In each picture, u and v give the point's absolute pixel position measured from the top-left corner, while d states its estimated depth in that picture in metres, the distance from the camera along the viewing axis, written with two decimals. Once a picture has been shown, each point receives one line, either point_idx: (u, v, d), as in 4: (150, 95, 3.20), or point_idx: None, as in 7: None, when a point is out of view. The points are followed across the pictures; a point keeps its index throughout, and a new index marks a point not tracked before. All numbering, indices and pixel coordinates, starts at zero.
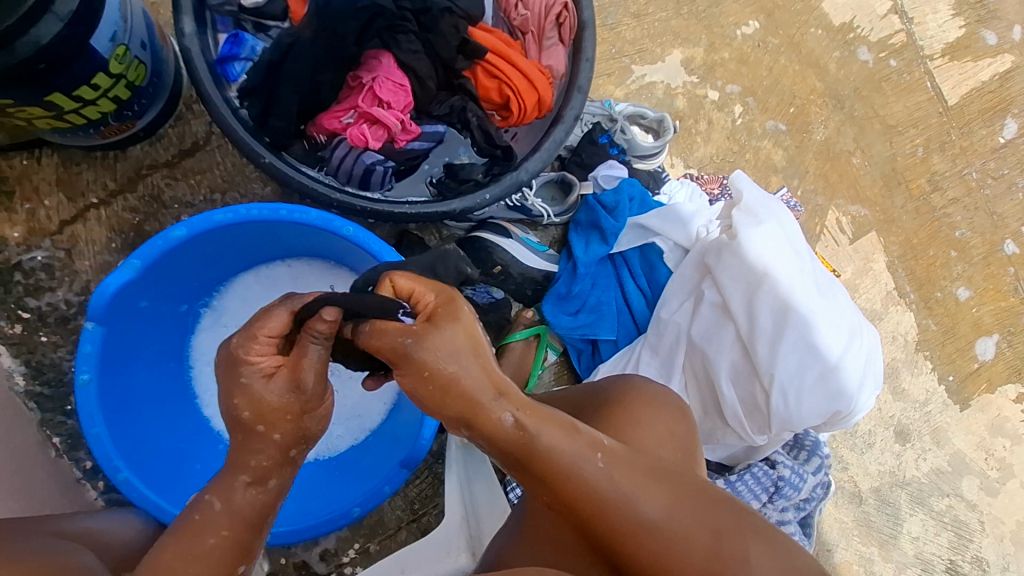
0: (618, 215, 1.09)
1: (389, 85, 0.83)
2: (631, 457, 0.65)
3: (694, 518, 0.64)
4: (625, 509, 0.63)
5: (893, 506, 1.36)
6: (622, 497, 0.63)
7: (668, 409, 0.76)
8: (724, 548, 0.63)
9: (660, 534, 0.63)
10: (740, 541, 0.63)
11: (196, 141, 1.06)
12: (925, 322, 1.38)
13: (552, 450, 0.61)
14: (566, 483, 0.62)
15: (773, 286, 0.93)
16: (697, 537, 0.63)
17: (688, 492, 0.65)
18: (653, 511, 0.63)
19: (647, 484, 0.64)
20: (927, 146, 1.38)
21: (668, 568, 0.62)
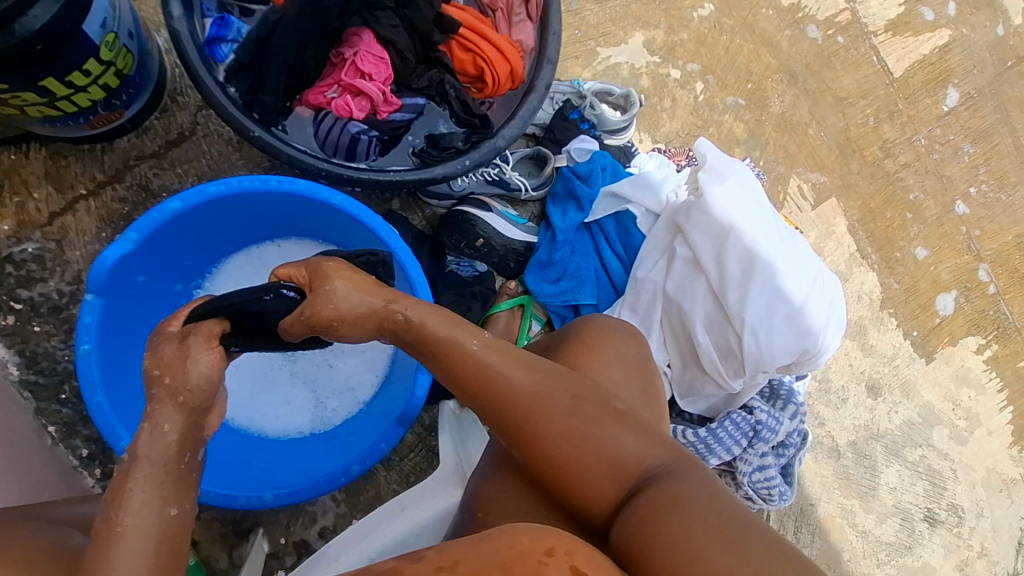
0: (592, 183, 1.14)
1: (370, 58, 0.87)
2: (508, 343, 0.71)
3: (562, 395, 0.68)
4: (496, 382, 0.69)
5: (869, 458, 1.42)
6: (493, 373, 0.69)
7: (620, 337, 0.80)
8: (585, 422, 0.67)
9: (528, 404, 0.68)
10: (598, 423, 0.68)
11: (182, 131, 1.08)
12: (888, 282, 1.46)
13: (435, 334, 0.70)
14: (447, 357, 0.69)
15: (738, 237, 0.99)
16: (561, 407, 0.68)
17: (565, 375, 0.70)
18: (524, 384, 0.69)
19: (521, 361, 0.70)
20: (877, 116, 1.49)
21: (530, 431, 0.67)
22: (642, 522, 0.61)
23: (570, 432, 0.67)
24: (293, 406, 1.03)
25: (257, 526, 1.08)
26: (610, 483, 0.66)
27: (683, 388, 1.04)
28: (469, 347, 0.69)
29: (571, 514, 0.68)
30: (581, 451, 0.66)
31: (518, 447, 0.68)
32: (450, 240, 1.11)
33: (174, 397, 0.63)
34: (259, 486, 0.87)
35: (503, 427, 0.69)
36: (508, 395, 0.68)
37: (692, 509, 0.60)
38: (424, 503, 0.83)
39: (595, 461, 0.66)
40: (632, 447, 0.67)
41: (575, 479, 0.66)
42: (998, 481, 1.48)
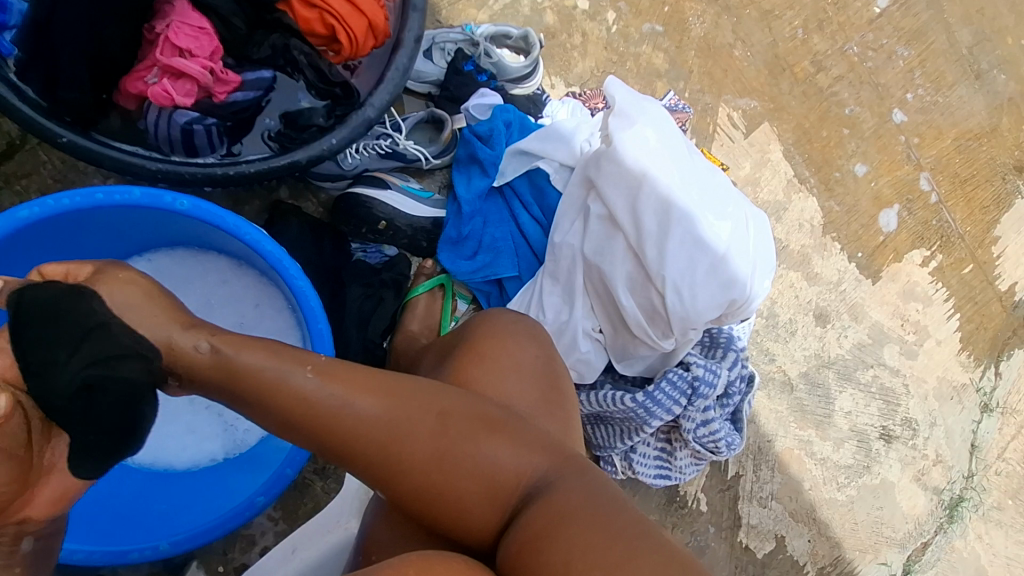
0: (494, 144, 1.03)
1: (187, 31, 0.73)
2: (353, 369, 0.63)
3: (429, 416, 0.61)
4: (347, 417, 0.60)
5: (822, 386, 1.40)
6: (339, 407, 0.60)
7: (514, 340, 0.73)
8: (457, 443, 0.60)
9: (387, 436, 0.59)
10: (472, 438, 0.60)
11: (11, 141, 0.92)
12: (828, 205, 1.40)
13: (259, 372, 0.61)
14: (279, 402, 0.60)
15: (652, 186, 0.90)
16: (428, 431, 0.60)
17: (427, 392, 0.62)
18: (380, 413, 0.60)
19: (375, 387, 0.61)
20: (805, 27, 1.39)
21: (397, 465, 0.59)
22: (523, 550, 0.55)
23: (442, 457, 0.59)
24: (198, 434, 0.93)
25: (190, 559, 0.99)
26: (493, 506, 0.59)
27: (616, 354, 0.97)
28: (303, 387, 0.60)
29: (459, 543, 0.62)
30: (456, 478, 0.59)
31: (385, 485, 0.60)
32: (350, 227, 1.00)
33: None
34: (155, 534, 0.79)
35: (365, 466, 0.60)
36: (360, 430, 0.60)
37: (577, 527, 0.55)
38: (316, 539, 0.76)
39: (473, 485, 0.59)
40: (513, 461, 0.60)
41: (454, 509, 0.59)
42: (949, 389, 1.48)
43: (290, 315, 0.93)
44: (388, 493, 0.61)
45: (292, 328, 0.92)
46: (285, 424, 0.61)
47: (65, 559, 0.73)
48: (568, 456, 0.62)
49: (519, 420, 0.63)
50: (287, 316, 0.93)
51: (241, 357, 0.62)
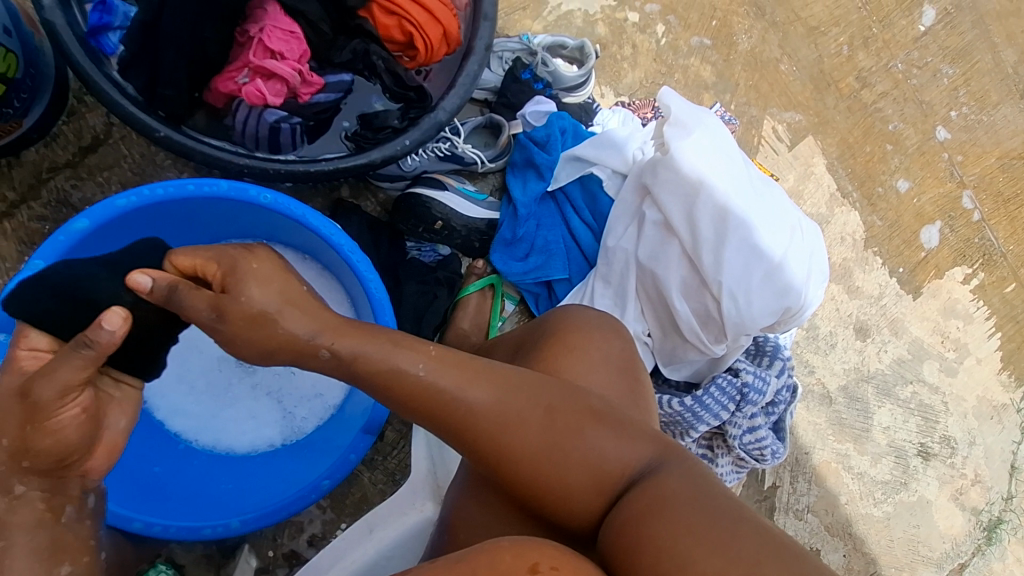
0: (550, 149, 1.06)
1: (279, 34, 0.76)
2: (460, 357, 0.65)
3: (536, 408, 0.64)
4: (458, 407, 0.63)
5: (861, 400, 1.40)
6: (451, 396, 0.63)
7: (600, 333, 0.76)
8: (564, 433, 0.63)
9: (499, 425, 0.63)
10: (577, 429, 0.64)
11: (96, 135, 0.97)
12: (870, 219, 1.41)
13: (375, 361, 0.63)
14: (396, 390, 0.63)
15: (709, 194, 0.92)
16: (535, 421, 0.63)
17: (533, 384, 0.65)
18: (491, 404, 0.63)
19: (485, 378, 0.64)
20: (851, 44, 1.41)
21: (508, 451, 0.63)
22: (629, 529, 0.58)
23: (550, 446, 0.63)
24: (258, 420, 0.96)
25: (243, 542, 1.02)
26: (597, 491, 0.62)
27: (664, 357, 0.99)
28: (416, 375, 0.63)
29: (558, 528, 0.65)
30: (561, 465, 0.62)
31: (496, 469, 0.64)
32: (407, 225, 1.03)
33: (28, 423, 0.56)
34: (223, 513, 0.82)
35: (476, 452, 0.64)
36: (473, 418, 0.63)
37: (682, 508, 0.58)
38: (393, 521, 0.79)
39: (581, 471, 0.62)
40: (616, 451, 0.63)
41: (560, 493, 0.62)
42: (989, 409, 1.47)
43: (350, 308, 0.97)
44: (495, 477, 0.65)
45: None
46: (400, 409, 0.65)
47: (144, 531, 0.77)
48: (664, 447, 0.65)
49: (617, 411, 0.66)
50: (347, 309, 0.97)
51: (361, 350, 0.63)
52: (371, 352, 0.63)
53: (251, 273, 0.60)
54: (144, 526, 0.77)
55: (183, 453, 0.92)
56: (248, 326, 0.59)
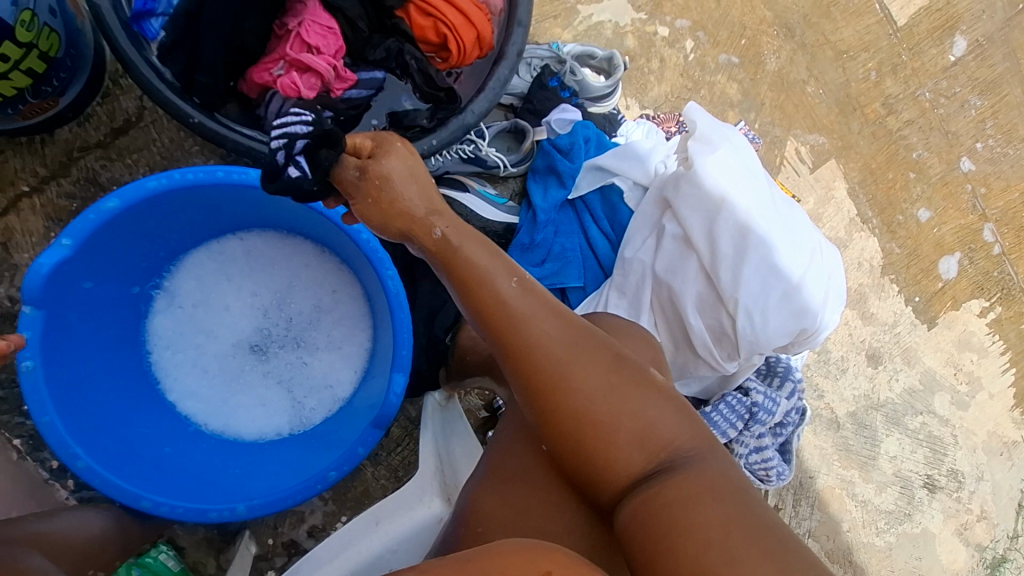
0: (574, 157, 1.07)
1: (317, 29, 0.78)
2: (545, 294, 0.70)
3: (602, 359, 0.67)
4: (532, 332, 0.67)
5: (869, 428, 1.38)
6: (528, 323, 0.67)
7: (639, 340, 0.81)
8: (625, 384, 0.66)
9: (568, 357, 0.66)
10: (634, 389, 0.66)
11: (128, 118, 0.99)
12: (889, 246, 1.40)
13: (474, 263, 0.68)
14: (481, 298, 0.68)
15: (731, 211, 0.91)
16: (600, 365, 0.66)
17: (604, 339, 0.69)
18: (564, 337, 0.68)
19: (561, 317, 0.69)
20: (879, 70, 1.41)
21: (569, 382, 0.65)
22: (668, 499, 0.59)
23: (611, 391, 0.65)
24: (268, 408, 0.97)
25: (243, 528, 1.03)
26: (641, 456, 0.63)
27: (677, 371, 0.98)
28: (504, 296, 0.68)
29: (590, 485, 0.65)
30: (615, 418, 0.64)
31: (551, 400, 0.66)
32: None
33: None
34: (229, 497, 0.82)
35: (537, 377, 0.66)
36: (544, 344, 0.67)
37: (716, 497, 0.59)
38: (400, 516, 0.80)
39: (631, 428, 0.64)
40: (667, 422, 0.65)
41: (606, 445, 0.63)
42: (998, 445, 1.45)
43: (364, 304, 1.00)
44: (545, 411, 0.66)
45: (366, 315, 1.00)
46: (477, 320, 0.69)
47: (152, 510, 0.77)
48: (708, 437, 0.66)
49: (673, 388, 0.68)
50: (363, 305, 1.00)
51: (464, 250, 0.68)
52: (472, 256, 0.69)
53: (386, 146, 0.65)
54: (152, 504, 0.77)
55: (193, 435, 0.93)
56: (380, 184, 0.64)
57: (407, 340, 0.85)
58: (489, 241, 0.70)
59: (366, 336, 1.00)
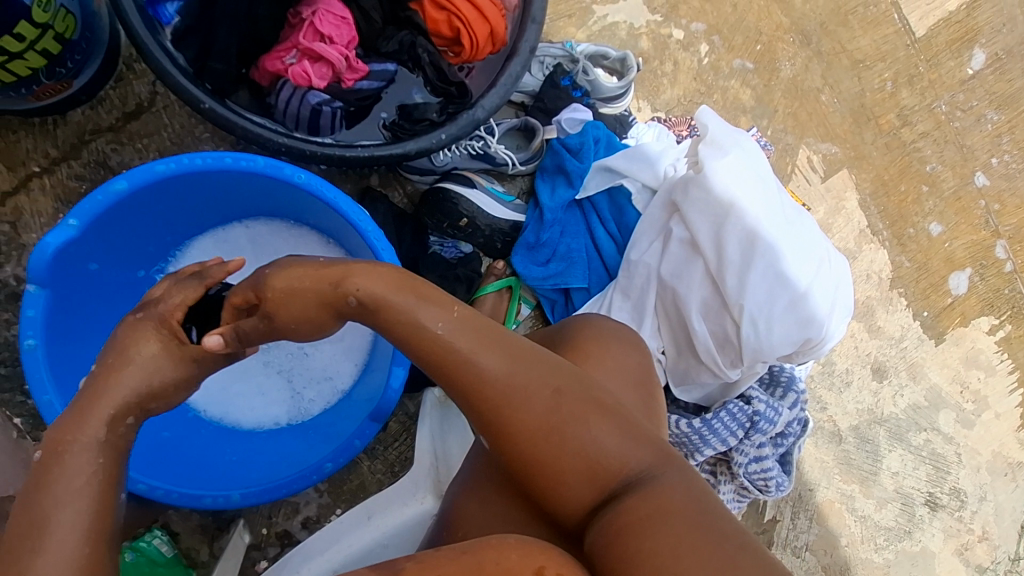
0: (583, 157, 1.06)
1: (330, 19, 0.78)
2: (481, 321, 0.65)
3: (546, 388, 0.63)
4: (470, 370, 0.63)
5: (872, 443, 1.37)
6: (466, 360, 0.63)
7: (621, 344, 0.76)
8: (569, 418, 0.62)
9: (507, 395, 0.62)
10: (583, 421, 0.62)
11: (140, 102, 0.99)
12: (898, 259, 1.39)
13: (397, 310, 0.64)
14: (413, 342, 0.64)
15: (739, 216, 0.90)
16: (543, 399, 0.62)
17: (549, 363, 0.64)
18: (503, 372, 0.63)
19: (500, 347, 0.64)
20: (895, 80, 1.39)
21: (511, 421, 0.62)
22: (621, 531, 0.57)
23: (553, 429, 0.61)
24: (267, 397, 0.97)
25: (238, 516, 1.03)
26: (591, 488, 0.61)
27: (678, 376, 0.97)
28: (434, 332, 0.63)
29: (548, 514, 0.64)
30: (561, 456, 0.61)
31: (496, 439, 0.63)
32: (432, 220, 1.04)
33: (112, 381, 0.60)
34: (227, 484, 0.82)
35: (480, 417, 0.63)
36: (481, 383, 0.62)
37: (668, 520, 0.57)
38: (393, 511, 0.81)
39: (579, 463, 0.61)
40: (618, 449, 0.62)
41: (554, 480, 0.61)
42: (1003, 465, 1.43)
43: None
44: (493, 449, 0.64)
45: None
46: (415, 361, 0.65)
47: (147, 493, 0.76)
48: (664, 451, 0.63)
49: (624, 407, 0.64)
50: None
51: (388, 297, 0.64)
52: (394, 303, 0.64)
53: (273, 272, 0.66)
54: (148, 488, 0.76)
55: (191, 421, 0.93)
56: (284, 311, 0.66)
57: None
58: (403, 277, 0.65)
59: (368, 327, 0.99)
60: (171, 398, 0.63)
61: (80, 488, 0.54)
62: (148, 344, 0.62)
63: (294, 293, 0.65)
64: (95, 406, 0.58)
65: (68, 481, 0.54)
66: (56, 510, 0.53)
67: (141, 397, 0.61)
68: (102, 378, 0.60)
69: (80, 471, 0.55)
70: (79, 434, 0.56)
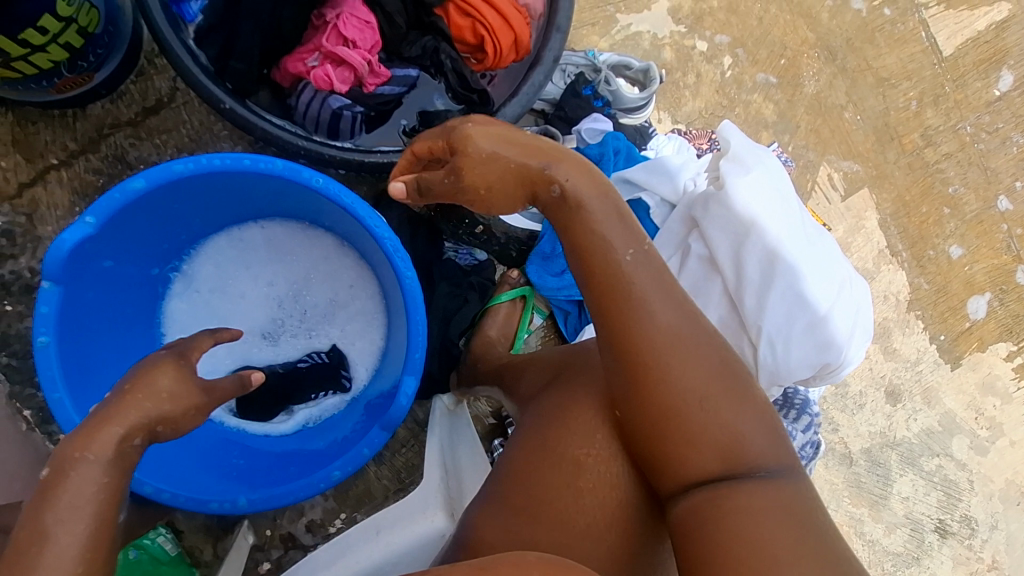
0: (602, 169, 1.04)
1: (355, 22, 0.77)
2: (663, 270, 0.66)
3: (704, 362, 0.64)
4: (641, 308, 0.64)
5: (883, 466, 1.34)
6: (639, 298, 0.64)
7: None
8: (721, 392, 0.62)
9: (671, 343, 0.63)
10: (731, 398, 0.63)
11: (160, 98, 0.99)
12: (917, 281, 1.37)
13: (591, 224, 0.65)
14: (590, 261, 0.65)
15: (760, 235, 0.88)
16: (701, 362, 0.63)
17: (714, 336, 0.66)
18: (672, 323, 0.64)
19: (672, 300, 0.65)
20: (920, 100, 1.37)
21: (667, 368, 0.63)
22: (730, 508, 0.58)
23: (704, 395, 0.62)
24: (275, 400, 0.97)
25: (243, 517, 1.03)
26: (718, 462, 0.61)
27: None
28: (621, 257, 0.65)
29: (657, 474, 0.64)
30: (703, 427, 0.61)
31: (638, 379, 0.63)
32: (448, 226, 1.05)
33: (128, 407, 0.57)
34: (232, 488, 0.81)
35: (636, 352, 0.64)
36: (645, 324, 0.64)
37: (786, 517, 0.57)
38: (404, 528, 0.78)
39: (717, 433, 0.61)
40: (755, 438, 0.61)
41: (686, 441, 0.61)
42: (1017, 495, 1.40)
43: (380, 301, 1.00)
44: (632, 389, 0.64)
45: (381, 311, 1.00)
46: (581, 282, 0.67)
47: (153, 496, 0.75)
48: (791, 458, 0.63)
49: (770, 401, 0.64)
50: (379, 301, 1.00)
51: (585, 210, 0.66)
52: (589, 214, 0.66)
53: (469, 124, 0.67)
54: (153, 491, 0.75)
55: None
56: (478, 168, 0.66)
57: (422, 342, 0.83)
58: (602, 182, 0.67)
59: (379, 332, 1.00)
60: (180, 423, 0.61)
61: (84, 500, 0.54)
62: (164, 374, 0.60)
63: (493, 154, 0.66)
64: (106, 427, 0.56)
65: (72, 495, 0.53)
66: (58, 524, 0.52)
67: (152, 419, 0.58)
68: (116, 400, 0.57)
69: (89, 483, 0.54)
70: (89, 450, 0.55)
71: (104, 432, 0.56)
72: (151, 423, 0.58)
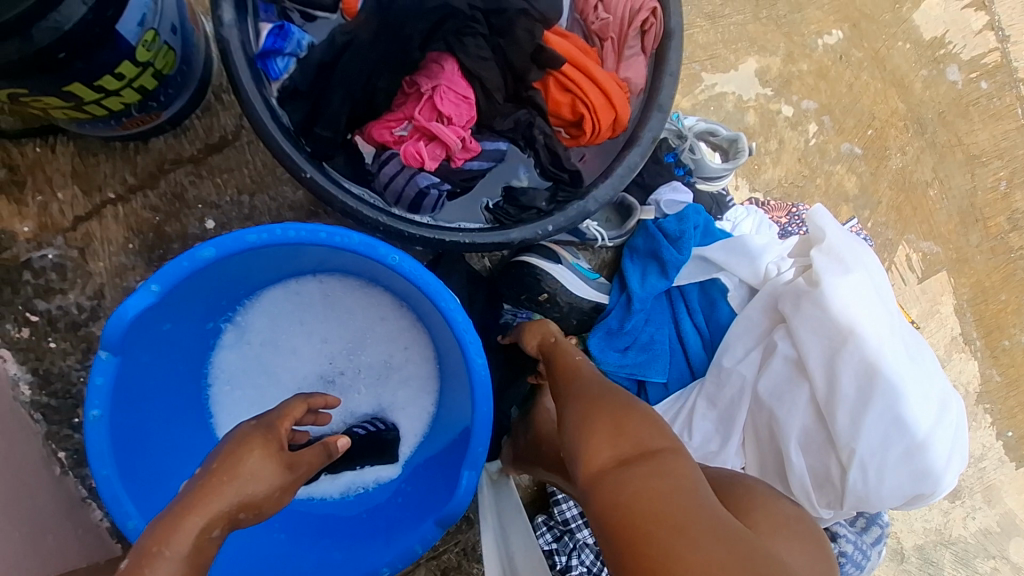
0: (682, 247, 0.97)
1: (451, 96, 0.71)
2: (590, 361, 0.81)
3: (599, 387, 0.72)
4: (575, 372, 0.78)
5: (936, 565, 1.28)
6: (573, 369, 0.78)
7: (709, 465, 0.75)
8: (616, 410, 0.67)
9: (583, 385, 0.74)
10: (626, 413, 0.66)
11: (225, 135, 0.94)
12: (988, 372, 1.29)
13: (558, 343, 0.86)
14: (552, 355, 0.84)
15: (858, 345, 0.86)
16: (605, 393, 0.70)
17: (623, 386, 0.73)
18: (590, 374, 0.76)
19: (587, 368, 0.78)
20: (1010, 181, 1.29)
21: (574, 401, 0.71)
22: (620, 486, 0.58)
23: (597, 407, 0.68)
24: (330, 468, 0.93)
25: None
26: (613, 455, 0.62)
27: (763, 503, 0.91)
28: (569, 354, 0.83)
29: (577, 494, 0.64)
30: (603, 429, 0.65)
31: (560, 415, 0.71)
32: (509, 291, 0.98)
33: (212, 493, 0.53)
34: None
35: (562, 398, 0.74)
36: (570, 381, 0.76)
37: (663, 495, 0.56)
38: None
39: (606, 434, 0.64)
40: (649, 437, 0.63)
41: (582, 442, 0.65)
42: None
43: (434, 366, 0.95)
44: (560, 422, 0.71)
45: (434, 378, 0.95)
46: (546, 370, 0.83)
47: None
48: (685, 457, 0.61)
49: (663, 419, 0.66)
50: (434, 367, 0.95)
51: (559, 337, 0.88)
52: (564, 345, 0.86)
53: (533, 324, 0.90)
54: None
55: None
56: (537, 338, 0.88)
57: (486, 437, 0.77)
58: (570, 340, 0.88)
59: (431, 399, 0.95)
60: (263, 507, 0.56)
61: None
62: (252, 454, 0.56)
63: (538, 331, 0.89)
64: (188, 517, 0.52)
65: None
66: None
67: (234, 506, 0.54)
68: (201, 483, 0.54)
69: None
70: (168, 545, 0.51)
71: (185, 523, 0.52)
72: (233, 509, 0.54)
